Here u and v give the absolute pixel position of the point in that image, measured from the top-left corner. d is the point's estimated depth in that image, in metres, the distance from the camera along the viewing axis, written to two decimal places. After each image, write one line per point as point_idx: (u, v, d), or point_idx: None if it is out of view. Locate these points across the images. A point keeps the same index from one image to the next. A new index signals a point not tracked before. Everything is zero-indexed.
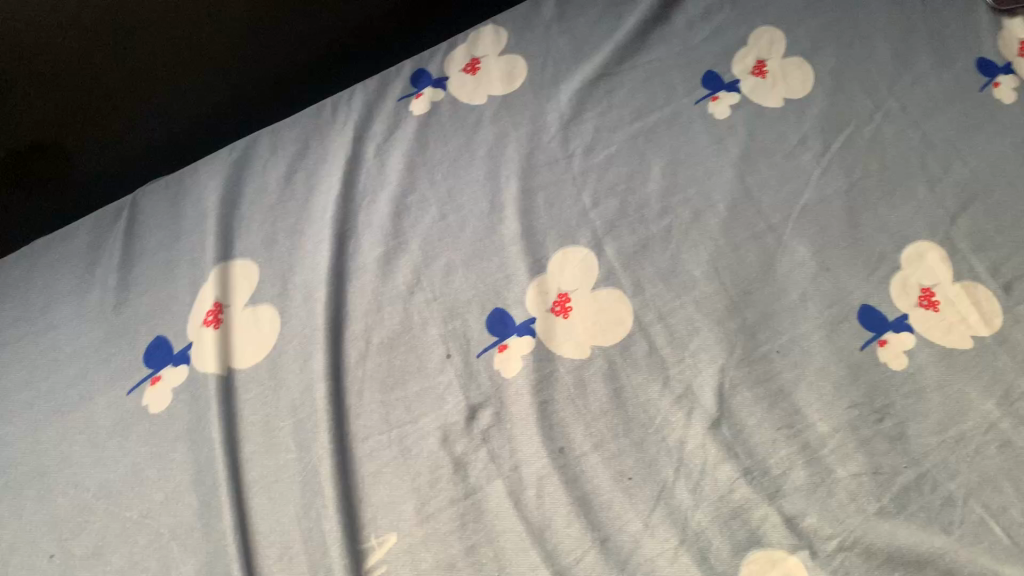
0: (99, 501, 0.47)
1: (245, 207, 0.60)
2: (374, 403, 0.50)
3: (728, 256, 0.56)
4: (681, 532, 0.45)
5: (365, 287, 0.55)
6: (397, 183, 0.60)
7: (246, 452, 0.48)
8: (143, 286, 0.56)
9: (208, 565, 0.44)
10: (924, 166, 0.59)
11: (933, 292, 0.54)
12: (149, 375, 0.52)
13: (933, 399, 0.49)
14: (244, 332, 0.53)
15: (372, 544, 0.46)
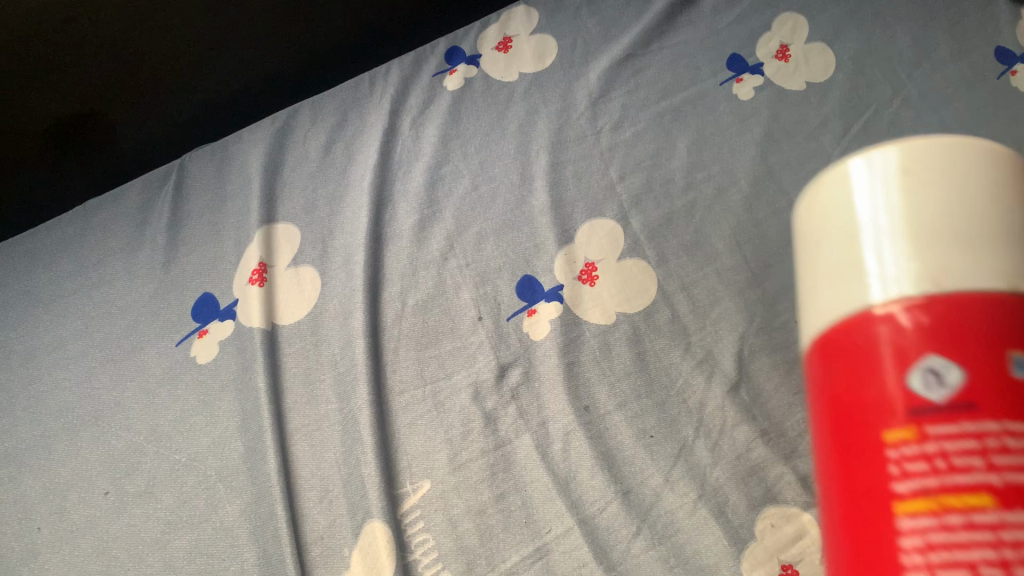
0: (150, 444, 0.50)
1: (286, 173, 0.63)
2: (409, 359, 0.53)
3: (750, 232, 0.57)
4: (700, 487, 0.47)
5: (401, 251, 0.57)
6: (432, 154, 0.62)
7: (288, 402, 0.51)
8: (190, 246, 0.59)
9: (252, 505, 0.47)
10: None
11: None
12: (196, 329, 0.55)
13: None
14: (287, 291, 0.56)
15: (408, 489, 0.49)
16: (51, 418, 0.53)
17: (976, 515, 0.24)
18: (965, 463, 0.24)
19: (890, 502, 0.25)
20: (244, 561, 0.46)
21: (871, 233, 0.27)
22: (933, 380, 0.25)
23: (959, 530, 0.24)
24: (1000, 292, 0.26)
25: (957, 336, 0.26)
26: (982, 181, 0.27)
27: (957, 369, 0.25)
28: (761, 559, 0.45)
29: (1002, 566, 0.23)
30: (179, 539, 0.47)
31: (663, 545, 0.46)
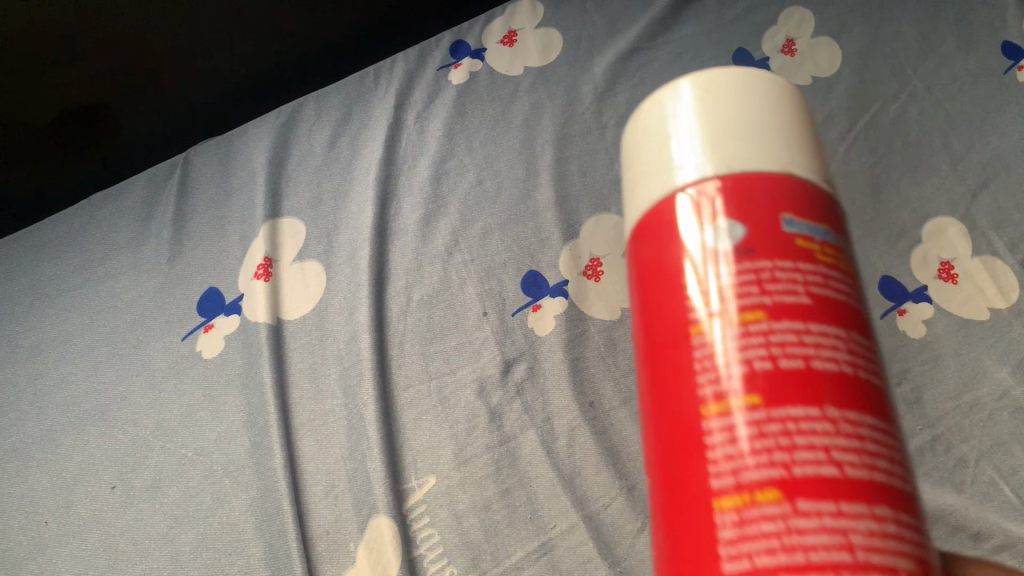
0: (156, 438, 0.50)
1: (291, 167, 0.62)
2: (414, 354, 0.53)
3: None
4: None
5: (406, 246, 0.57)
6: (437, 148, 0.62)
7: (294, 397, 0.51)
8: (196, 241, 0.59)
9: (258, 500, 0.47)
10: (948, 144, 0.61)
11: (952, 265, 0.56)
12: (202, 324, 0.55)
13: (949, 366, 0.52)
14: (292, 286, 0.56)
15: (413, 485, 0.48)
16: (57, 412, 0.53)
17: (752, 325, 0.22)
18: (742, 290, 0.23)
19: (681, 326, 0.23)
20: (251, 555, 0.46)
21: (674, 139, 0.25)
22: (716, 234, 0.23)
23: (734, 360, 0.22)
24: (774, 173, 0.24)
25: (746, 195, 0.24)
26: (771, 95, 0.26)
27: (743, 225, 0.23)
28: None
29: (770, 363, 0.22)
30: (185, 534, 0.47)
31: None
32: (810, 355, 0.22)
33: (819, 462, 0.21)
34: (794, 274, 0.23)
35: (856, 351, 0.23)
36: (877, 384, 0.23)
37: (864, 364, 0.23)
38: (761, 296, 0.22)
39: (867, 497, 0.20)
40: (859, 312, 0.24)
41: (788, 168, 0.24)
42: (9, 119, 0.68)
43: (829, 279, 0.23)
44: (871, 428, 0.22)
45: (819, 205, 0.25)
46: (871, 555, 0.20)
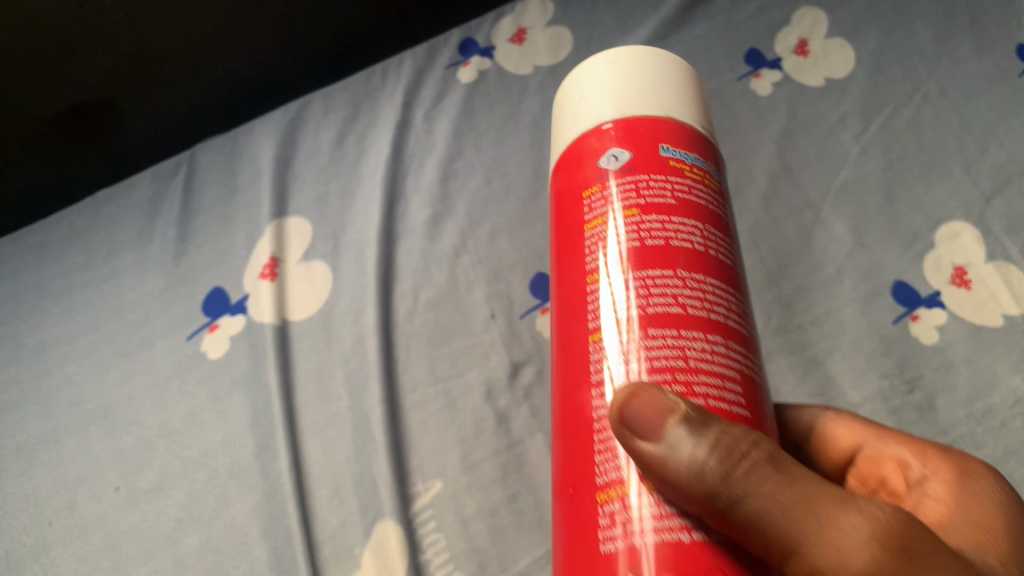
0: (161, 439, 0.50)
1: (298, 166, 0.62)
2: (421, 357, 0.52)
3: (767, 231, 0.59)
4: None
5: (413, 247, 0.57)
6: (444, 148, 0.62)
7: (300, 399, 0.51)
8: (201, 239, 0.59)
9: (263, 503, 0.47)
10: (963, 147, 0.60)
11: (966, 270, 0.55)
12: (207, 324, 0.54)
13: (963, 373, 0.51)
14: (298, 286, 0.55)
15: (419, 489, 0.48)
16: (61, 412, 0.52)
17: (629, 220, 0.29)
18: (625, 196, 0.30)
19: (579, 226, 0.31)
20: (255, 559, 0.45)
21: (594, 94, 0.33)
22: (606, 155, 0.31)
23: (611, 235, 0.29)
24: (659, 118, 0.32)
25: (635, 130, 0.31)
26: (664, 58, 0.33)
27: (630, 151, 0.31)
28: None
29: (638, 245, 0.28)
30: (187, 537, 0.46)
31: None
32: (668, 228, 0.29)
33: (669, 301, 0.27)
34: (663, 177, 0.30)
35: (712, 239, 0.29)
36: (727, 263, 0.29)
37: (713, 244, 0.29)
38: (632, 191, 0.30)
39: (704, 326, 0.27)
40: (720, 216, 0.31)
41: (671, 113, 0.32)
42: (17, 116, 0.67)
43: (693, 189, 0.30)
44: (713, 285, 0.28)
45: (693, 139, 0.32)
46: (702, 366, 0.26)
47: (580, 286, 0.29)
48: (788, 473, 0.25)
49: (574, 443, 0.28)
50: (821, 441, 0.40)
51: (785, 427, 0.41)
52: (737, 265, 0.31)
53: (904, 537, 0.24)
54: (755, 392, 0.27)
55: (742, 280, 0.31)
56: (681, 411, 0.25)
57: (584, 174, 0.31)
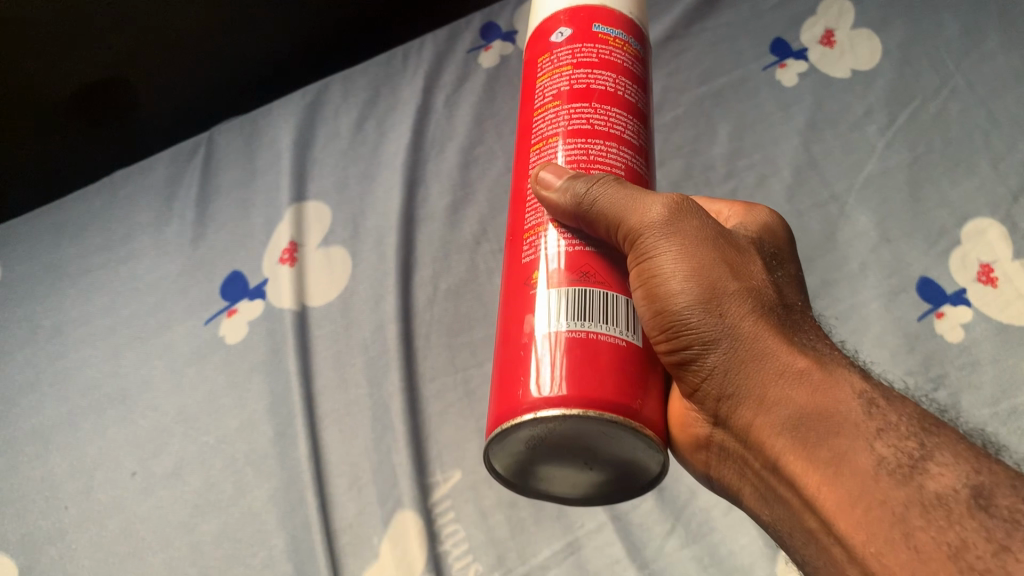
0: (178, 425, 0.49)
1: (317, 149, 0.61)
2: (440, 345, 0.52)
3: (792, 224, 0.58)
4: None
5: (433, 234, 0.56)
6: (465, 134, 0.61)
7: (319, 386, 0.50)
8: (219, 223, 0.58)
9: (281, 490, 0.46)
10: (990, 143, 0.59)
11: (993, 268, 0.54)
12: (225, 308, 0.54)
13: (987, 372, 0.50)
14: (317, 272, 0.55)
15: (438, 479, 0.47)
16: (77, 396, 0.52)
17: (561, 74, 0.37)
18: (562, 58, 0.37)
19: (532, 83, 0.39)
20: (273, 547, 0.45)
21: None
22: (556, 34, 0.38)
23: (551, 84, 0.37)
24: (596, 6, 0.38)
25: (580, 17, 0.38)
26: None
27: (571, 30, 0.38)
28: None
29: (565, 90, 0.37)
30: (205, 524, 0.46)
31: (698, 543, 0.45)
32: (590, 76, 0.37)
33: (582, 122, 0.36)
34: (591, 43, 0.37)
35: (623, 84, 0.37)
36: (634, 101, 0.37)
37: (625, 88, 0.37)
38: (568, 54, 0.37)
39: (606, 139, 0.36)
40: (636, 69, 0.38)
41: (606, 2, 0.38)
42: (33, 94, 0.66)
43: (615, 52, 0.37)
44: (617, 113, 0.36)
45: (623, 22, 0.38)
46: (598, 160, 0.35)
47: (528, 122, 0.38)
48: (620, 183, 0.34)
49: (518, 210, 0.38)
50: None
51: None
52: (646, 101, 0.39)
53: (686, 209, 0.35)
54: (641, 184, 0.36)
55: (649, 116, 0.39)
56: (573, 173, 0.35)
57: (540, 47, 0.39)
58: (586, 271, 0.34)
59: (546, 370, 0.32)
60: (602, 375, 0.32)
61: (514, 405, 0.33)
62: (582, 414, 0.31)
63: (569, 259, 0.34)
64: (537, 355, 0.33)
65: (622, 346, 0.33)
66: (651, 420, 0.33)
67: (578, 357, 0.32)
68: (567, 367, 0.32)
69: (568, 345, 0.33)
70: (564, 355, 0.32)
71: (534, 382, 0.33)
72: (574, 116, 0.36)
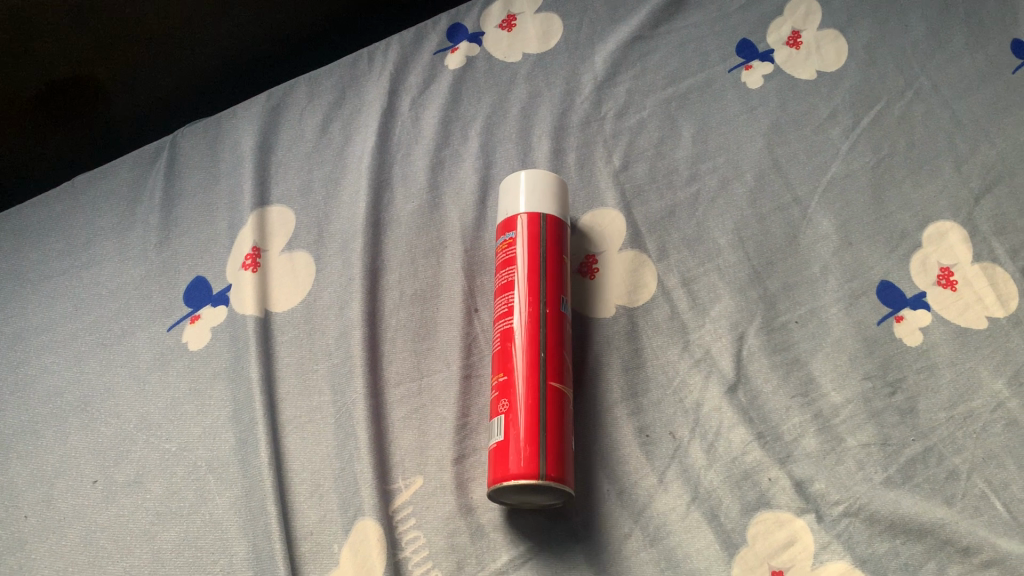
0: (140, 433, 0.50)
1: (280, 151, 0.61)
2: (405, 351, 0.52)
3: (754, 228, 0.58)
4: (694, 490, 0.49)
5: (399, 239, 0.56)
6: (432, 137, 0.61)
7: (281, 391, 0.51)
8: (183, 226, 0.58)
9: (243, 498, 0.47)
10: (953, 145, 0.62)
11: (952, 271, 0.57)
12: (188, 314, 0.54)
13: (945, 376, 0.53)
14: (281, 277, 0.55)
15: (399, 485, 0.48)
16: (39, 404, 0.52)
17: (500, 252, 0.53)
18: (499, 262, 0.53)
19: None
20: (233, 555, 0.45)
21: None
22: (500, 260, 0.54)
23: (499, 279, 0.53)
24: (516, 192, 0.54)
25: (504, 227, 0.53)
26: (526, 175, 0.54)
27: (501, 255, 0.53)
28: (751, 565, 0.46)
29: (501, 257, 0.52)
30: (166, 531, 0.46)
31: (655, 547, 0.47)
32: (508, 248, 0.52)
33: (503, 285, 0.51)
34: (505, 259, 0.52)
35: (525, 240, 0.52)
36: (534, 257, 0.51)
37: (527, 246, 0.51)
38: (499, 277, 0.52)
39: (512, 292, 0.50)
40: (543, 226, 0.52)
41: (519, 196, 0.53)
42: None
43: (522, 222, 0.52)
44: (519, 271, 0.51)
45: (535, 193, 0.53)
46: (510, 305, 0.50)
47: None
48: None
49: None
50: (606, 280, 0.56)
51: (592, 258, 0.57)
52: (556, 253, 0.52)
53: None
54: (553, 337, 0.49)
55: (557, 262, 0.52)
56: None
57: None
58: (540, 419, 0.46)
59: (524, 452, 0.45)
60: (552, 466, 0.44)
61: (497, 475, 0.45)
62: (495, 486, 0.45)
63: (528, 406, 0.46)
64: (518, 445, 0.45)
65: (527, 445, 0.45)
66: (534, 475, 0.44)
67: (541, 463, 0.44)
68: (534, 456, 0.44)
69: (537, 444, 0.45)
70: (533, 452, 0.44)
71: (516, 460, 0.45)
72: (503, 281, 0.52)
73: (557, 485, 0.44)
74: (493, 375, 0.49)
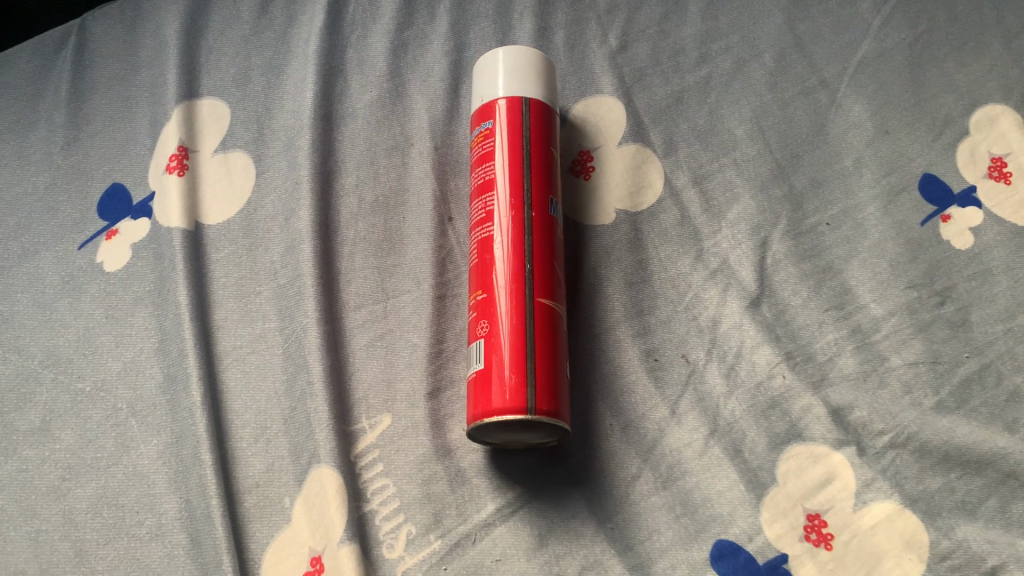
0: (45, 369, 0.41)
1: (211, 35, 0.51)
2: (367, 269, 0.44)
3: (775, 115, 0.50)
4: (713, 422, 0.41)
5: (356, 135, 0.47)
6: (392, 16, 0.51)
7: (218, 317, 0.42)
8: (96, 125, 0.49)
9: (173, 446, 0.39)
10: (1001, 18, 0.53)
11: (1005, 162, 0.48)
12: (104, 229, 0.45)
13: (1001, 284, 0.45)
14: (214, 183, 0.46)
15: (363, 426, 0.40)
16: None
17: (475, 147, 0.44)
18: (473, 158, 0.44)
19: None
20: (163, 514, 0.37)
21: None
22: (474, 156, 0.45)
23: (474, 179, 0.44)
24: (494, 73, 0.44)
25: (479, 116, 0.44)
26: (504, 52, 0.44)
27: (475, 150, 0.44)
28: (783, 508, 0.39)
29: (478, 152, 0.43)
30: (80, 488, 0.38)
31: (668, 490, 0.40)
32: (485, 139, 0.43)
33: (480, 184, 0.42)
34: (481, 153, 0.43)
35: (504, 130, 0.43)
36: (516, 150, 0.42)
37: (507, 137, 0.43)
38: (474, 175, 0.43)
39: (490, 192, 0.42)
40: (527, 112, 0.43)
41: (496, 78, 0.44)
42: None
43: (500, 108, 0.43)
44: (498, 167, 0.42)
45: (519, 74, 0.44)
46: (489, 208, 0.41)
47: None
48: None
49: None
50: (605, 179, 0.47)
51: (587, 154, 0.48)
52: (543, 145, 0.43)
53: None
54: (544, 245, 0.41)
55: (544, 155, 0.43)
56: None
57: None
58: (529, 342, 0.38)
59: (509, 383, 0.37)
60: (544, 399, 0.37)
61: (478, 410, 0.37)
62: (476, 424, 0.37)
63: (514, 327, 0.38)
64: (501, 376, 0.37)
65: (514, 376, 0.37)
66: (523, 412, 0.36)
67: (531, 395, 0.36)
68: (523, 387, 0.37)
69: (525, 372, 0.37)
70: (521, 383, 0.37)
71: (500, 392, 0.37)
72: (478, 179, 0.43)
73: (550, 420, 0.37)
74: (470, 292, 0.41)
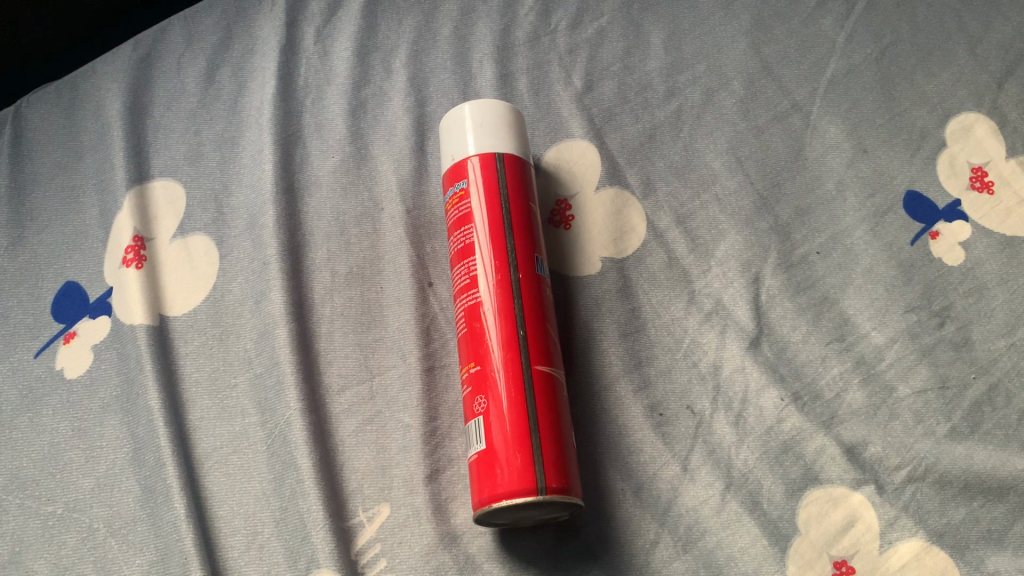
0: (11, 495, 0.38)
1: (157, 112, 0.49)
2: (348, 347, 0.41)
3: (751, 144, 0.48)
4: (727, 475, 0.39)
5: (322, 205, 0.45)
6: (347, 75, 0.49)
7: (194, 418, 0.40)
8: (42, 220, 0.46)
9: (158, 564, 0.36)
10: (963, 25, 0.52)
11: (986, 171, 0.47)
12: (62, 332, 0.42)
13: (997, 297, 0.44)
14: (176, 270, 0.43)
15: (361, 519, 0.37)
16: None
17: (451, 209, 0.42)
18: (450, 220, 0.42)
19: None
20: None
21: None
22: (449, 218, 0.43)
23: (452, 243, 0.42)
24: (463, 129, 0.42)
25: (451, 176, 0.42)
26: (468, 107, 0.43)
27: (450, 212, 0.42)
28: (808, 560, 0.37)
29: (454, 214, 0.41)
30: None
31: (689, 554, 0.38)
32: (461, 200, 0.41)
33: (460, 248, 0.40)
34: (458, 215, 0.41)
35: (480, 189, 0.41)
36: (495, 210, 0.40)
37: (484, 196, 0.40)
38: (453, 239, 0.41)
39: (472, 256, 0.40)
40: (501, 168, 0.41)
41: (466, 136, 0.42)
42: None
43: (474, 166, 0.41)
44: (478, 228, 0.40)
45: (489, 128, 0.42)
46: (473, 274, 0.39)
47: None
48: None
49: None
50: (586, 227, 0.46)
51: (564, 203, 0.46)
52: (522, 201, 0.41)
53: None
54: (534, 307, 0.39)
55: (523, 212, 0.41)
56: None
57: None
58: (530, 414, 0.36)
59: (515, 462, 0.35)
60: (554, 475, 0.35)
61: (484, 494, 0.35)
62: (485, 509, 0.35)
63: (513, 401, 0.36)
64: (506, 455, 0.35)
65: (520, 455, 0.35)
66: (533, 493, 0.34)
67: (539, 473, 0.34)
68: (529, 466, 0.34)
69: (530, 448, 0.35)
70: (527, 461, 0.34)
71: (506, 472, 0.35)
72: (458, 243, 0.41)
73: (562, 497, 0.34)
74: (461, 365, 0.39)
